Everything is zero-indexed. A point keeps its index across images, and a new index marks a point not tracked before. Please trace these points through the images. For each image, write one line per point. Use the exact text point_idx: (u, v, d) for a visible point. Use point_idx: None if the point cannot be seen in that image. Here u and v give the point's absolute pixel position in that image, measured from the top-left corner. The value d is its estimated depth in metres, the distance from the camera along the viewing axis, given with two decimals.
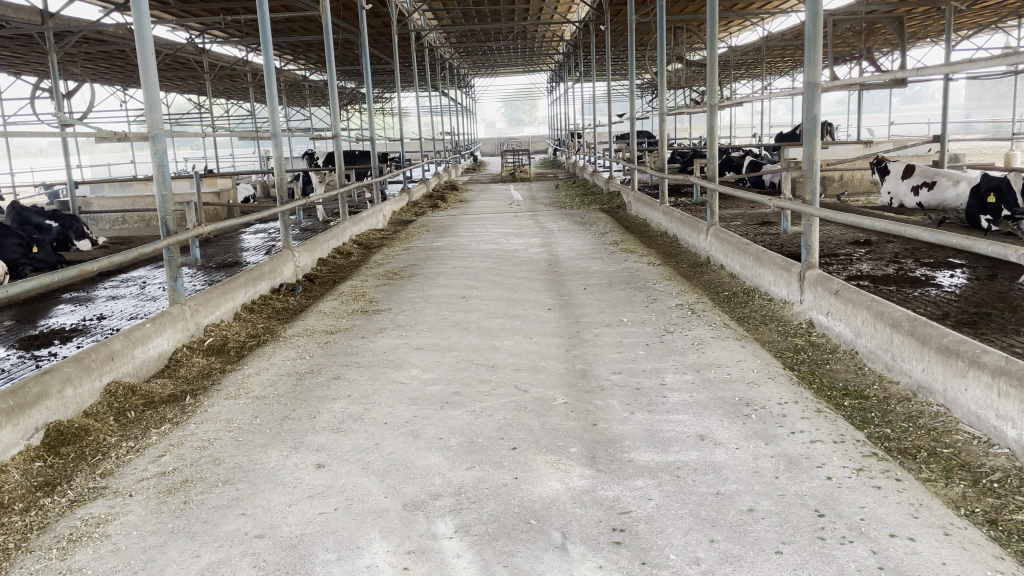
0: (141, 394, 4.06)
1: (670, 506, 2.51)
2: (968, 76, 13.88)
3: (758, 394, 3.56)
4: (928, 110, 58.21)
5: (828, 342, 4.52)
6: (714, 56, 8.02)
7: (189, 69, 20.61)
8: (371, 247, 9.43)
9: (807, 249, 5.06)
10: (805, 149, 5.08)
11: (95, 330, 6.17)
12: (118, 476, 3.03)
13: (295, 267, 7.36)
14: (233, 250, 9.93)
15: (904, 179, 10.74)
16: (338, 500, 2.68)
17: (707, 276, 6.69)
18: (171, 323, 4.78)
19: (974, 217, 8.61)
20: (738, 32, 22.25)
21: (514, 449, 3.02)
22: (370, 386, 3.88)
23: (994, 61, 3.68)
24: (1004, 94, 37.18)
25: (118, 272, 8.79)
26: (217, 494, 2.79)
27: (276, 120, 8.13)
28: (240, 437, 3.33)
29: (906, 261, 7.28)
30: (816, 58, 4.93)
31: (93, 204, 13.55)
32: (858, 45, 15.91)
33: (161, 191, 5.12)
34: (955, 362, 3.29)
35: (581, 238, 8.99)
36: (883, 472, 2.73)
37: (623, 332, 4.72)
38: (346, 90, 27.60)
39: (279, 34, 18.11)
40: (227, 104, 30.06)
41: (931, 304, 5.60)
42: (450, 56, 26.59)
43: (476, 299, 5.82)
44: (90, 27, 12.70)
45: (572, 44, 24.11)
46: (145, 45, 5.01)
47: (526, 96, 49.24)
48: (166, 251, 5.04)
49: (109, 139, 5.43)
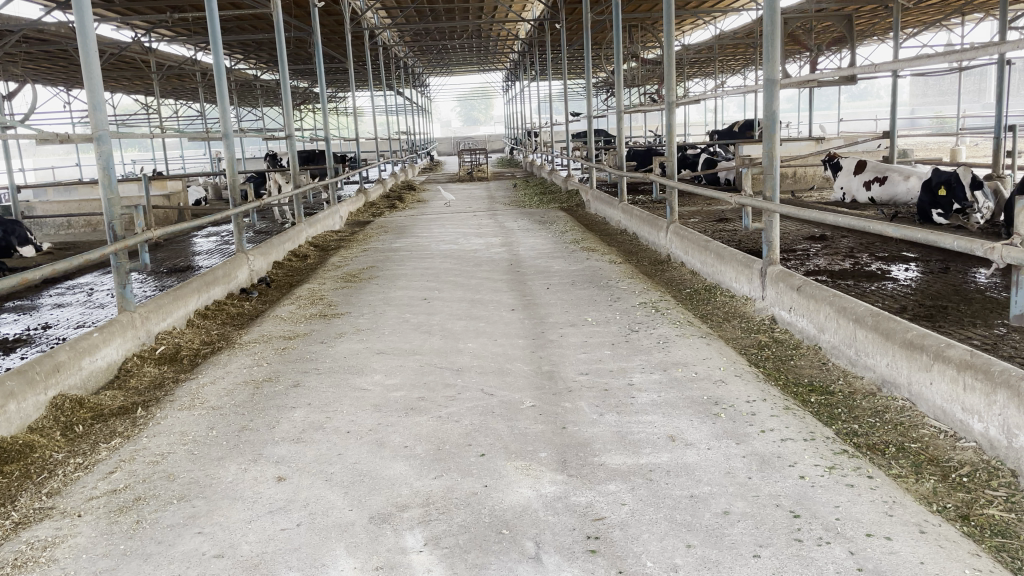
0: (89, 407, 3.89)
1: (645, 511, 2.46)
2: (916, 73, 14.16)
3: (726, 392, 3.53)
4: (875, 106, 59.60)
5: (791, 338, 4.53)
6: (671, 53, 7.98)
7: (135, 69, 20.09)
8: (328, 249, 9.26)
9: (768, 246, 5.07)
10: (765, 146, 5.08)
11: (40, 340, 5.93)
12: (65, 496, 2.87)
13: (249, 271, 7.18)
14: (185, 255, 9.67)
15: (856, 174, 10.90)
16: (300, 515, 2.57)
17: (668, 273, 6.69)
18: (120, 331, 4.59)
19: (926, 211, 8.79)
20: (690, 31, 22.41)
21: (483, 455, 2.94)
22: (331, 394, 3.77)
23: (939, 58, 3.73)
24: (948, 90, 38.26)
25: (64, 279, 8.48)
26: (172, 513, 2.65)
27: (227, 120, 7.90)
28: (194, 451, 3.19)
29: (862, 255, 7.37)
30: (773, 55, 4.94)
31: (37, 208, 13.09)
32: (809, 43, 16.13)
33: (107, 195, 4.92)
34: (920, 356, 3.30)
35: (542, 237, 8.94)
36: (855, 469, 2.71)
37: (588, 331, 4.67)
38: (300, 90, 27.18)
39: (229, 33, 17.72)
40: (176, 105, 29.40)
41: (888, 298, 5.66)
42: (404, 55, 26.34)
43: (438, 301, 5.73)
44: (29, 26, 12.25)
45: (527, 43, 24.06)
46: (87, 42, 4.80)
47: (482, 96, 49.06)
48: (114, 257, 4.85)
49: (51, 141, 5.20)
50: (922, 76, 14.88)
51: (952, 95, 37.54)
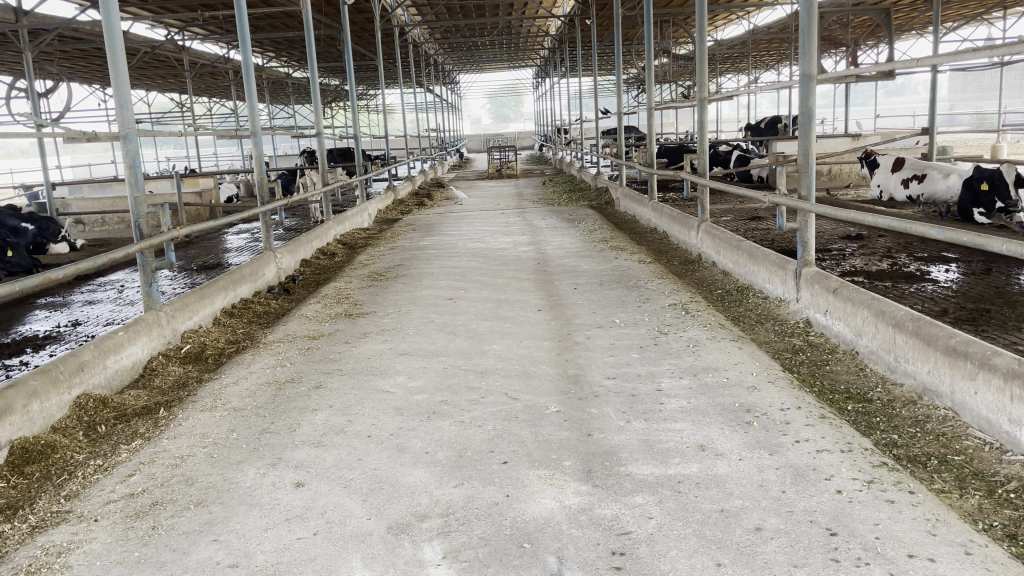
0: (113, 407, 3.87)
1: (672, 526, 2.36)
2: (956, 68, 13.79)
3: (758, 399, 3.41)
4: (914, 102, 58.42)
5: (826, 342, 4.38)
6: (703, 48, 7.81)
7: (169, 67, 20.29)
8: (356, 248, 9.23)
9: (803, 246, 4.91)
10: (800, 143, 4.93)
11: (69, 337, 5.96)
12: (83, 499, 2.84)
13: (277, 269, 7.17)
14: (214, 252, 9.71)
15: (894, 172, 10.65)
16: (317, 523, 2.51)
17: (699, 273, 6.55)
18: (146, 330, 4.58)
19: (966, 210, 8.50)
20: (723, 26, 22.09)
21: (505, 463, 2.86)
22: (353, 396, 3.71)
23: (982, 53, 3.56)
24: (988, 85, 37.47)
25: (95, 276, 8.55)
26: (188, 518, 2.61)
27: (256, 118, 7.88)
28: (214, 454, 3.15)
29: (900, 256, 7.16)
30: (810, 49, 4.78)
31: (71, 205, 13.24)
32: (845, 37, 15.80)
33: (133, 193, 4.91)
34: (964, 363, 3.15)
35: (570, 236, 8.82)
36: (895, 484, 2.58)
37: (616, 334, 4.57)
38: (330, 87, 27.33)
39: (260, 31, 17.81)
40: (209, 102, 29.69)
41: (928, 300, 5.47)
42: (434, 51, 26.34)
43: (463, 301, 5.66)
44: (64, 25, 12.38)
45: (557, 39, 23.91)
46: (115, 40, 4.80)
47: (513, 92, 48.94)
48: (139, 255, 4.83)
49: (79, 140, 5.20)
50: (962, 71, 14.50)
51: (993, 90, 36.76)
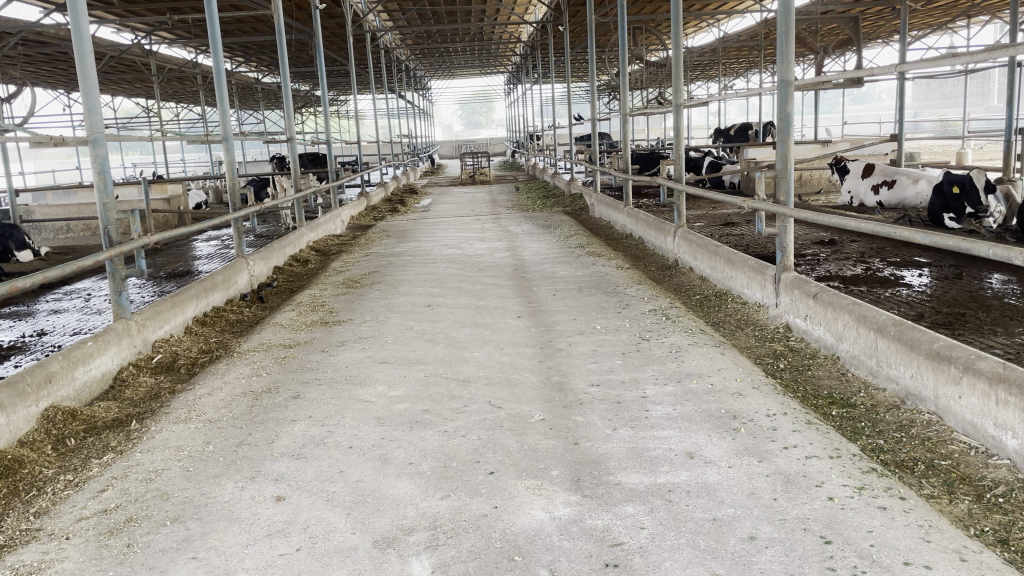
0: (82, 419, 3.74)
1: (665, 535, 2.32)
2: (923, 75, 14.00)
3: (744, 405, 3.39)
4: (880, 110, 59.45)
5: (807, 347, 4.38)
6: (678, 53, 7.80)
7: (136, 71, 19.95)
8: (330, 254, 9.12)
9: (782, 251, 4.92)
10: (779, 149, 4.93)
11: (35, 347, 5.80)
12: (53, 516, 2.73)
13: (249, 277, 7.05)
14: (185, 259, 9.54)
15: (864, 178, 10.74)
16: (300, 539, 2.43)
17: (676, 279, 6.55)
18: (115, 340, 4.45)
19: (936, 214, 8.63)
20: (694, 33, 22.27)
21: (492, 473, 2.80)
22: (333, 406, 3.63)
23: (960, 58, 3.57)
24: (951, 93, 38.32)
25: (61, 285, 8.35)
26: (165, 535, 2.52)
27: (227, 124, 7.74)
28: (191, 467, 3.06)
29: (873, 261, 7.22)
30: (788, 56, 4.80)
31: (35, 212, 12.93)
32: (815, 45, 15.98)
33: (102, 200, 4.78)
34: (947, 368, 3.15)
35: (546, 242, 8.79)
36: (886, 490, 2.56)
37: (598, 340, 4.53)
38: (301, 93, 27.09)
39: (229, 35, 17.61)
40: (177, 108, 29.29)
41: (904, 304, 5.51)
42: (406, 57, 26.23)
43: (442, 308, 5.59)
44: (27, 28, 12.11)
45: (529, 45, 23.93)
46: (83, 43, 4.67)
47: (484, 99, 48.90)
48: (109, 262, 4.69)
49: (45, 144, 5.05)
50: (929, 78, 14.73)
51: (957, 97, 37.51)
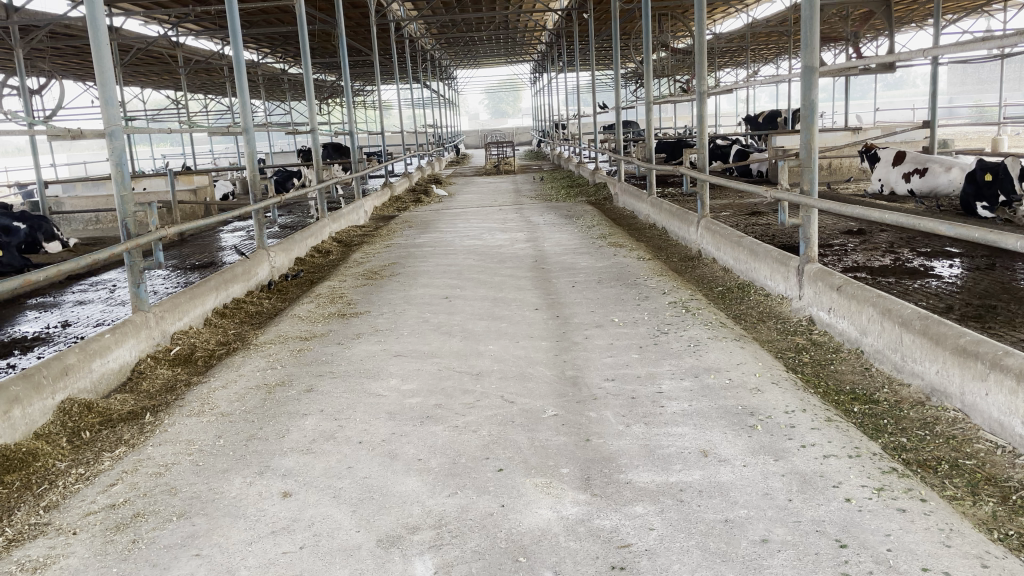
0: (98, 412, 3.76)
1: (675, 537, 2.26)
2: (957, 60, 13.68)
3: (762, 402, 3.30)
4: (912, 96, 58.30)
5: (830, 341, 4.28)
6: (702, 41, 7.64)
7: (163, 64, 20.11)
8: (351, 245, 9.12)
9: (806, 243, 4.81)
10: (803, 137, 4.81)
11: (58, 338, 5.86)
12: (62, 511, 2.73)
13: (270, 268, 7.06)
14: (209, 250, 9.60)
15: (895, 166, 10.51)
16: (304, 536, 2.40)
17: (698, 270, 6.44)
18: (133, 332, 4.47)
19: (969, 203, 8.40)
20: (721, 19, 21.97)
21: (500, 471, 2.75)
22: (345, 399, 3.60)
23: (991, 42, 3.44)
24: (986, 79, 37.58)
25: (87, 276, 8.43)
26: (171, 531, 2.50)
27: (248, 115, 7.73)
28: (200, 462, 3.05)
29: (902, 251, 7.05)
30: (812, 42, 4.68)
31: (65, 203, 13.10)
32: (846, 30, 15.66)
33: (120, 191, 4.79)
34: (974, 364, 3.04)
35: (568, 232, 8.71)
36: (906, 491, 2.47)
37: (615, 333, 4.46)
38: (326, 83, 27.18)
39: (254, 27, 17.69)
40: (204, 100, 29.52)
41: (933, 296, 5.36)
42: (431, 47, 26.18)
43: (460, 299, 5.55)
44: (55, 21, 12.23)
45: (553, 33, 23.76)
46: (100, 34, 4.67)
47: (510, 88, 48.68)
48: (127, 254, 4.70)
49: (64, 137, 5.07)
50: (963, 63, 14.37)
51: (992, 82, 36.68)
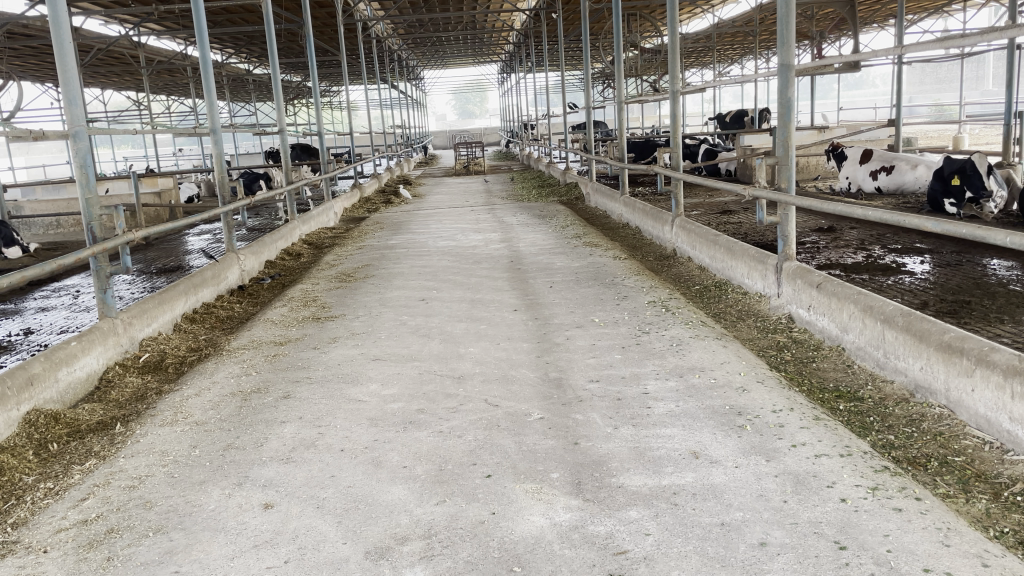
0: (66, 423, 3.62)
1: (672, 543, 2.21)
2: (920, 59, 13.90)
3: (749, 401, 3.27)
4: (872, 95, 59.31)
5: (811, 338, 4.28)
6: (674, 40, 7.63)
7: (125, 64, 19.73)
8: (322, 248, 8.98)
9: (784, 240, 4.81)
10: (779, 135, 4.81)
11: (21, 347, 5.67)
12: (31, 528, 2.61)
13: (240, 272, 6.91)
14: (175, 254, 9.40)
15: (862, 164, 10.58)
16: (288, 550, 2.31)
17: (675, 269, 6.43)
18: (100, 339, 4.33)
19: (937, 200, 8.49)
20: (687, 20, 22.09)
21: (489, 476, 2.69)
22: (324, 406, 3.51)
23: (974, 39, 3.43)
24: (945, 78, 38.49)
25: (49, 282, 8.20)
26: (146, 548, 2.40)
27: (215, 116, 7.55)
28: (175, 473, 2.94)
29: (873, 248, 7.11)
30: (789, 39, 4.69)
31: (25, 208, 12.75)
32: (812, 30, 15.81)
33: (84, 195, 4.63)
34: (959, 360, 3.04)
35: (542, 233, 8.66)
36: (901, 490, 2.45)
37: (596, 334, 4.41)
38: (292, 85, 26.89)
39: (218, 26, 17.40)
40: (168, 101, 29.02)
41: (908, 292, 5.39)
42: (398, 47, 26.01)
43: (436, 301, 5.48)
44: (12, 20, 11.90)
45: (522, 33, 23.74)
46: (61, 33, 4.50)
47: (477, 88, 48.55)
48: (92, 260, 4.55)
49: (26, 138, 4.91)
50: (927, 62, 14.59)
51: (951, 81, 37.32)
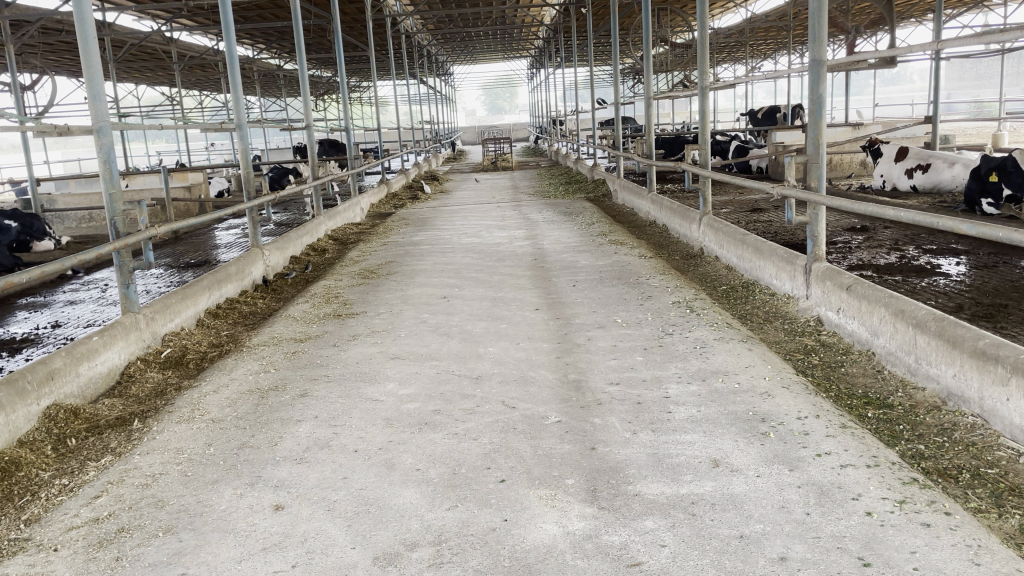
0: (84, 418, 3.63)
1: (688, 555, 2.14)
2: (960, 54, 13.57)
3: (774, 407, 3.18)
4: (908, 92, 58.24)
5: (840, 342, 4.16)
6: (704, 36, 7.50)
7: (158, 59, 19.94)
8: (348, 243, 8.98)
9: (813, 241, 4.69)
10: (810, 133, 4.70)
11: (47, 340, 5.72)
12: (43, 525, 2.60)
13: (264, 267, 6.92)
14: (202, 249, 9.46)
15: (897, 161, 10.37)
16: (296, 553, 2.28)
17: (702, 269, 6.32)
18: (122, 335, 4.34)
19: (974, 200, 8.27)
20: (719, 15, 21.83)
21: (503, 482, 2.63)
22: (340, 405, 3.48)
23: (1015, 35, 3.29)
24: (983, 74, 37.69)
25: (78, 275, 8.29)
26: (155, 548, 2.37)
27: (241, 111, 7.56)
28: (189, 472, 2.92)
29: (907, 248, 6.94)
30: (821, 35, 4.57)
31: (58, 201, 12.91)
32: (847, 25, 15.52)
33: (108, 190, 4.65)
34: (994, 368, 2.92)
35: (568, 230, 8.58)
36: (930, 504, 2.35)
37: (618, 334, 4.34)
38: (322, 80, 27.01)
39: (249, 22, 17.51)
40: (199, 96, 29.30)
41: (942, 295, 5.24)
42: (427, 42, 26.00)
43: (458, 299, 5.43)
44: (45, 16, 12.04)
45: (551, 28, 23.62)
46: (86, 29, 4.52)
47: (506, 83, 48.45)
48: (116, 255, 4.56)
49: (51, 133, 4.93)
50: (966, 58, 14.25)
51: (990, 77, 36.49)
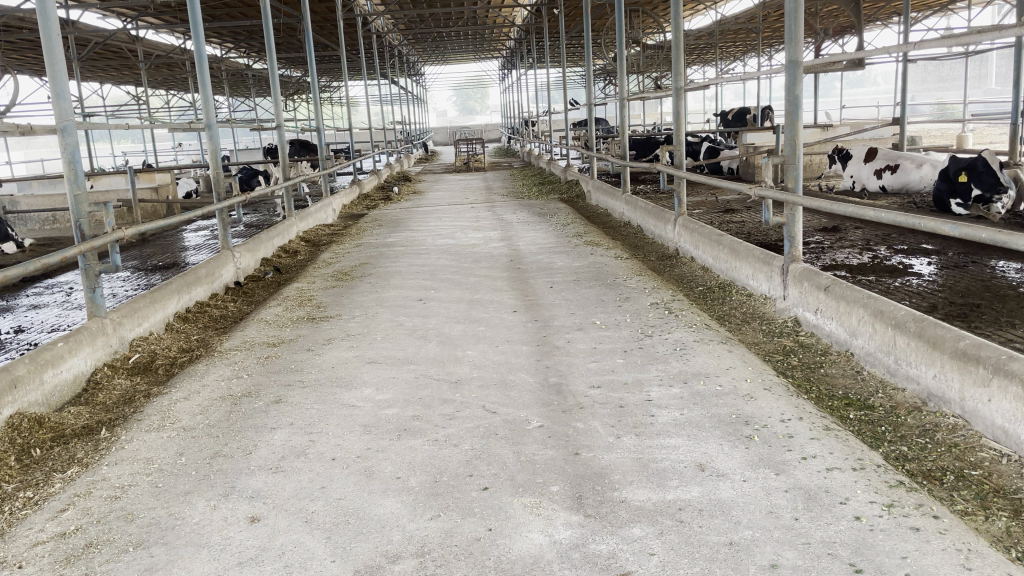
0: (50, 427, 3.51)
1: (678, 564, 2.09)
2: (927, 56, 13.75)
3: (757, 409, 3.16)
4: (873, 95, 59.18)
5: (818, 343, 4.16)
6: (678, 37, 7.47)
7: (124, 57, 19.61)
8: (320, 245, 8.86)
9: (790, 241, 4.69)
10: (787, 134, 4.69)
11: (9, 345, 5.55)
12: (7, 540, 2.49)
13: (235, 269, 6.78)
14: (171, 251, 9.29)
15: (866, 162, 10.49)
16: (274, 568, 2.20)
17: (678, 270, 6.30)
18: (88, 341, 4.21)
19: (943, 201, 8.37)
20: (689, 16, 21.95)
21: (486, 490, 2.57)
22: (316, 411, 3.40)
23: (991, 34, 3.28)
24: (947, 76, 38.37)
25: (41, 278, 8.08)
26: (125, 564, 2.28)
27: (209, 111, 7.39)
28: (159, 483, 2.82)
29: (880, 248, 6.99)
30: (797, 36, 4.56)
31: (20, 203, 12.62)
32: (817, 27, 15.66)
33: (73, 191, 4.50)
34: (976, 369, 2.91)
35: (542, 231, 8.55)
36: (917, 508, 2.33)
37: (598, 337, 4.30)
38: (292, 81, 26.74)
39: (217, 20, 17.26)
40: (166, 95, 28.87)
41: (916, 295, 5.28)
42: (399, 42, 25.87)
43: (434, 301, 5.36)
44: (7, 13, 11.75)
45: (523, 28, 23.63)
46: (49, 25, 4.37)
47: (477, 83, 48.43)
48: (81, 258, 4.42)
49: (14, 133, 4.79)
50: (934, 60, 14.44)
51: (953, 79, 37.10)
